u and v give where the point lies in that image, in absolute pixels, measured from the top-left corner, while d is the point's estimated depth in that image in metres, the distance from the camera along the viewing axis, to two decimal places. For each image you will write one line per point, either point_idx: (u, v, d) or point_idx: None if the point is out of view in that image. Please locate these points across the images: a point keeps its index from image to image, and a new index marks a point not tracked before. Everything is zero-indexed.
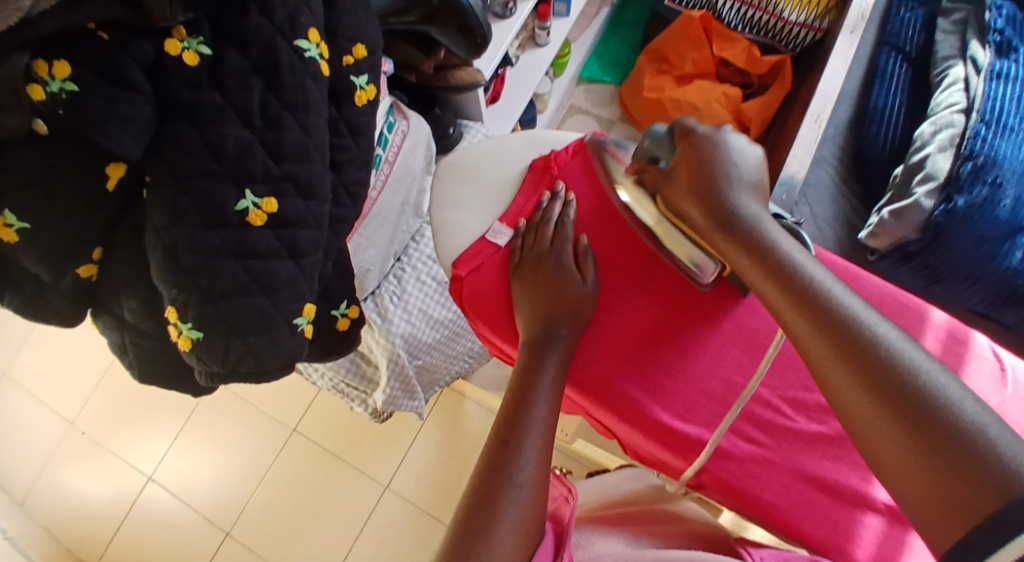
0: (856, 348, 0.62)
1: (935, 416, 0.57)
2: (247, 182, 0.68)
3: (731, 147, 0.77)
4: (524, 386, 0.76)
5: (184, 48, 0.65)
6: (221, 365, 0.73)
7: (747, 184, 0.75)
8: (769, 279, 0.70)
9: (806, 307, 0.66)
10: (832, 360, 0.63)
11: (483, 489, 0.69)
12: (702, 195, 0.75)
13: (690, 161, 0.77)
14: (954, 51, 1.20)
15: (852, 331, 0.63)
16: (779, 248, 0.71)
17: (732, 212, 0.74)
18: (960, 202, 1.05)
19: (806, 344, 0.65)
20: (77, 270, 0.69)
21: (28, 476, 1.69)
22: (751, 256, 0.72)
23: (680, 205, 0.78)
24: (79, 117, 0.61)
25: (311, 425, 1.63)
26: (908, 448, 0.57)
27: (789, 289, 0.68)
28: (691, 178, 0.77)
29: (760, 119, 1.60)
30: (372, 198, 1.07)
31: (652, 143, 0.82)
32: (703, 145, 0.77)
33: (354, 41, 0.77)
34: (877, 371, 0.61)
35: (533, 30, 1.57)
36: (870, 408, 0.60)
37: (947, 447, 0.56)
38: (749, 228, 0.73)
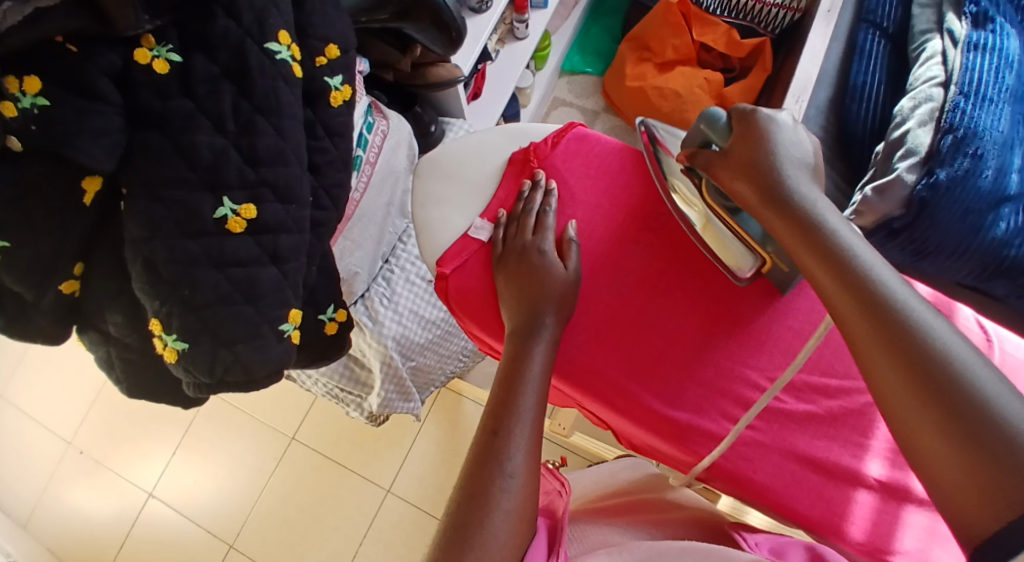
0: (903, 338, 0.59)
1: (980, 415, 0.53)
2: (224, 189, 0.68)
3: (789, 131, 0.74)
4: (514, 374, 0.76)
5: (154, 56, 0.65)
6: (208, 376, 0.73)
7: (799, 168, 0.72)
8: (816, 260, 0.66)
9: (853, 289, 0.63)
10: (880, 344, 0.59)
11: (474, 481, 0.69)
12: (757, 173, 0.72)
13: (748, 141, 0.73)
14: (931, 24, 1.19)
15: (900, 320, 0.60)
16: (829, 230, 0.67)
17: (783, 192, 0.70)
18: (941, 175, 1.06)
19: (852, 324, 0.62)
20: (58, 286, 0.69)
21: (30, 498, 1.69)
22: (799, 237, 0.68)
23: (730, 184, 0.74)
24: (50, 132, 0.60)
25: (310, 432, 1.63)
26: (949, 444, 0.54)
27: (838, 270, 0.64)
28: (746, 156, 0.73)
29: (743, 103, 1.63)
30: (355, 200, 1.07)
31: (706, 127, 0.78)
32: (757, 126, 0.73)
33: (326, 41, 0.76)
34: (924, 362, 0.57)
35: (511, 23, 1.56)
36: (912, 394, 0.57)
37: (991, 447, 0.52)
38: (795, 204, 0.69)
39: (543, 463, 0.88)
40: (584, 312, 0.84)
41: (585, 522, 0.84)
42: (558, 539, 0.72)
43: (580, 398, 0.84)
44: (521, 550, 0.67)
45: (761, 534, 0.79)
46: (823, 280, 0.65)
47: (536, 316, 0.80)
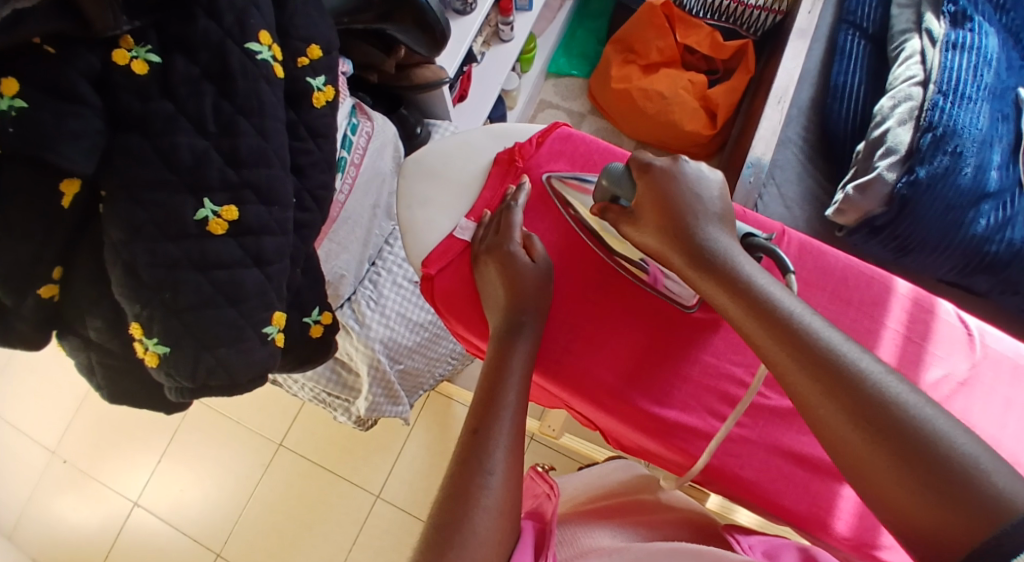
0: (842, 382, 0.62)
1: (930, 447, 0.58)
2: (205, 191, 0.67)
3: (695, 176, 0.75)
4: (496, 373, 0.76)
5: (133, 57, 0.64)
6: (190, 380, 0.72)
7: (711, 217, 0.74)
8: (743, 310, 0.69)
9: (783, 337, 0.66)
10: (819, 393, 0.63)
11: (457, 481, 0.69)
12: (670, 232, 0.73)
13: (657, 197, 0.75)
14: (909, 24, 1.20)
15: (837, 367, 0.63)
16: (755, 280, 0.69)
17: (703, 247, 0.72)
18: (922, 173, 1.06)
19: (794, 381, 0.64)
20: (38, 291, 0.68)
21: (14, 507, 1.67)
22: (726, 289, 0.70)
23: (649, 241, 0.76)
24: (28, 135, 0.60)
25: (298, 438, 1.62)
26: (904, 483, 0.58)
27: (768, 320, 0.67)
28: (659, 214, 0.74)
29: (727, 104, 1.63)
30: (340, 202, 1.06)
31: (610, 182, 0.79)
32: (662, 182, 0.75)
33: (308, 42, 0.76)
34: (865, 406, 0.61)
35: (496, 26, 1.57)
36: (866, 445, 0.60)
37: (943, 482, 0.57)
38: (722, 260, 0.71)
39: (532, 467, 0.88)
40: (566, 311, 0.84)
41: (575, 524, 0.84)
42: (546, 543, 0.72)
43: (565, 396, 0.84)
44: (506, 546, 0.67)
45: (754, 535, 0.78)
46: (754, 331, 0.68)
47: (515, 316, 0.80)
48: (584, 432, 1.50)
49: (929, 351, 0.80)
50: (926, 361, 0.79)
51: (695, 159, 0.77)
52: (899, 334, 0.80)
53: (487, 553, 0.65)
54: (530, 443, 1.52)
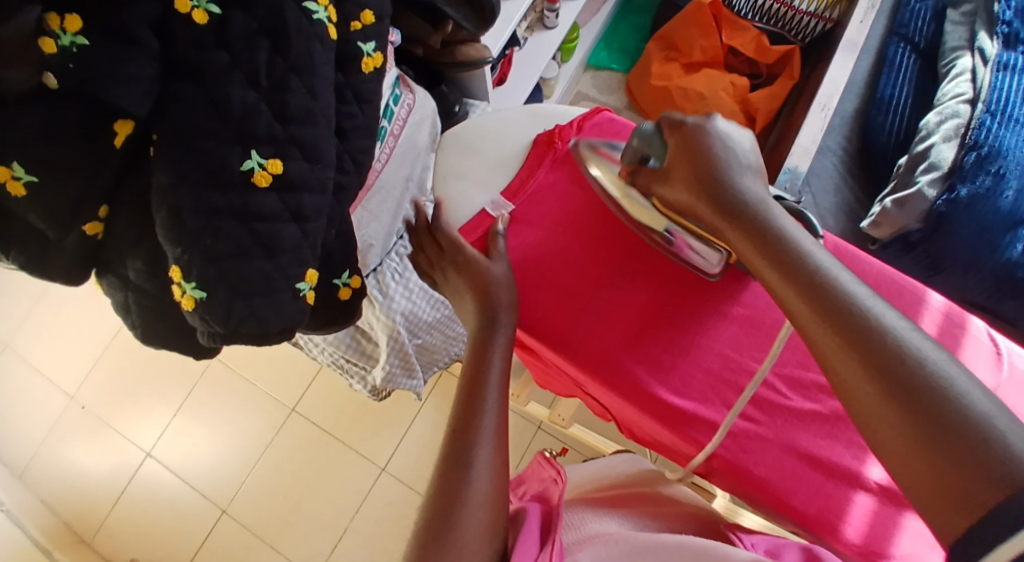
0: (864, 339, 0.60)
1: (952, 411, 0.55)
2: (252, 143, 0.68)
3: (727, 131, 0.74)
4: (481, 350, 0.79)
5: (194, 6, 0.65)
6: (223, 325, 0.72)
7: (743, 171, 0.73)
8: (772, 267, 0.68)
9: (809, 295, 0.64)
10: (841, 348, 0.61)
11: (451, 455, 0.71)
12: (695, 184, 0.73)
13: (682, 148, 0.74)
14: (962, 42, 1.20)
15: (861, 326, 0.61)
16: (783, 237, 0.68)
17: (728, 197, 0.71)
18: (962, 191, 1.06)
19: (815, 341, 0.63)
20: (82, 227, 0.69)
21: (28, 448, 1.70)
22: (750, 244, 0.70)
23: (674, 195, 0.75)
24: (87, 72, 0.61)
25: (310, 404, 1.63)
26: (919, 445, 0.55)
27: (792, 279, 0.66)
28: (682, 165, 0.74)
29: (767, 110, 1.63)
30: (376, 170, 1.07)
31: (642, 140, 0.79)
32: (694, 134, 0.74)
33: (362, 7, 0.77)
34: (889, 366, 0.58)
35: (542, 12, 1.56)
36: (885, 407, 0.57)
37: (963, 447, 0.53)
38: (748, 216, 0.70)
39: (540, 453, 0.88)
40: (588, 294, 0.85)
41: (584, 509, 0.83)
42: (553, 526, 0.72)
43: (584, 377, 0.85)
44: (501, 522, 0.68)
45: (757, 534, 0.79)
46: (780, 287, 0.67)
47: (491, 307, 0.81)
48: (594, 423, 1.51)
49: None
50: None
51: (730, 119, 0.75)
52: None
53: (481, 526, 0.67)
54: (538, 430, 1.53)
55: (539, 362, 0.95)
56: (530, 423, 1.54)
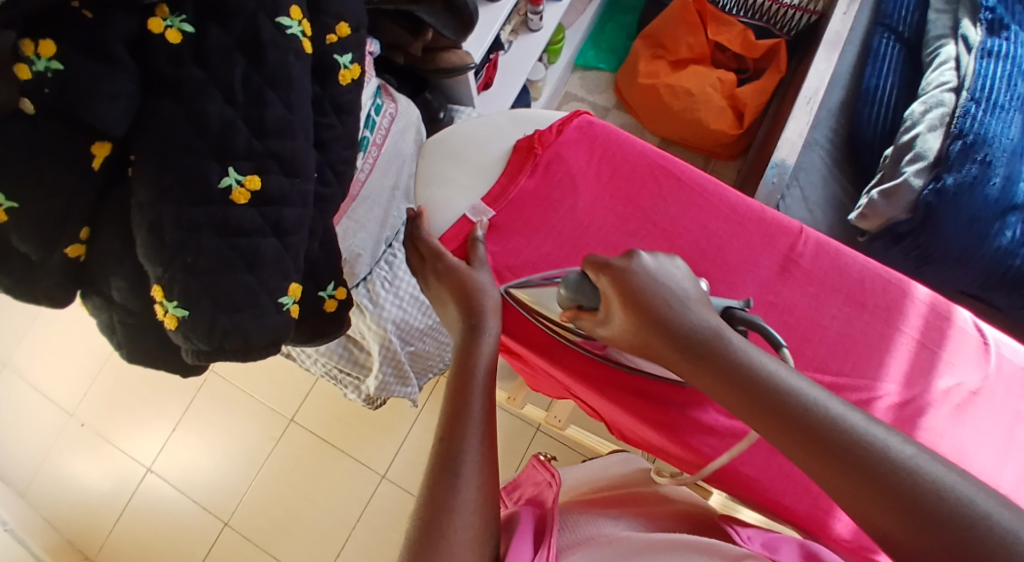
0: (856, 463, 0.60)
1: (959, 517, 0.56)
2: (231, 158, 0.68)
3: (653, 265, 0.74)
4: (466, 355, 0.78)
5: (167, 26, 0.66)
6: (206, 342, 0.72)
7: (686, 302, 0.72)
8: (747, 406, 0.66)
9: (794, 427, 0.63)
10: (836, 482, 0.61)
11: (438, 459, 0.70)
12: (643, 323, 0.72)
13: (620, 292, 0.73)
14: (946, 30, 1.20)
15: (849, 448, 0.61)
16: (746, 360, 0.67)
17: (685, 336, 0.70)
18: (949, 181, 1.05)
19: (812, 477, 0.62)
20: (65, 248, 0.69)
21: (28, 466, 1.70)
22: (715, 380, 0.68)
23: (624, 335, 0.74)
24: (65, 94, 0.62)
25: (308, 414, 1.64)
26: (942, 556, 0.56)
27: (772, 409, 0.65)
28: (626, 310, 0.73)
29: (755, 105, 1.63)
30: (360, 180, 1.08)
31: (570, 290, 0.78)
32: (624, 276, 0.74)
33: (338, 19, 0.77)
34: (891, 487, 0.58)
35: (525, 15, 1.58)
36: (895, 524, 0.58)
37: (984, 552, 0.54)
38: (708, 348, 0.69)
39: (534, 454, 0.88)
40: None
41: (577, 512, 0.84)
42: (546, 533, 0.72)
43: (571, 382, 0.86)
44: (490, 524, 0.68)
45: (752, 527, 0.78)
46: (762, 428, 0.65)
47: (476, 312, 0.81)
48: (591, 424, 1.51)
49: (943, 359, 0.79)
50: (938, 369, 0.79)
51: (653, 252, 0.76)
52: (912, 341, 0.80)
53: (470, 534, 0.66)
54: (536, 432, 1.53)
55: (527, 367, 0.96)
56: (527, 426, 1.54)
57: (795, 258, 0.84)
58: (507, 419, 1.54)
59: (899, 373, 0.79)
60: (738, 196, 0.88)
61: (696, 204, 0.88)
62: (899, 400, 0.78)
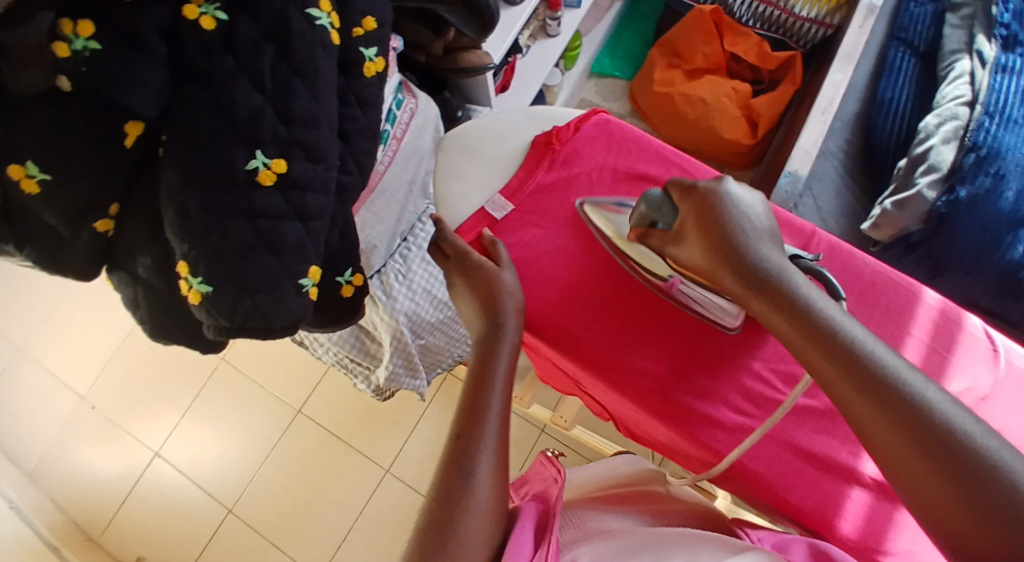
0: (908, 408, 0.65)
1: (999, 475, 0.61)
2: (258, 144, 0.70)
3: (739, 196, 0.78)
4: (487, 355, 0.80)
5: (202, 13, 0.67)
6: (229, 319, 0.73)
7: (762, 239, 0.76)
8: (807, 340, 0.71)
9: (853, 370, 0.68)
10: (880, 417, 0.66)
11: (455, 455, 0.72)
12: (719, 254, 0.76)
13: (702, 217, 0.77)
14: (961, 45, 1.21)
15: (903, 397, 0.66)
16: (809, 304, 0.72)
17: (761, 275, 0.74)
18: (962, 192, 1.07)
19: (862, 415, 0.67)
20: (94, 224, 0.71)
21: (38, 448, 1.72)
22: (781, 316, 0.73)
23: (696, 262, 0.78)
24: (99, 76, 0.63)
25: (316, 406, 1.65)
26: (977, 511, 0.61)
27: (831, 351, 0.69)
28: (704, 235, 0.76)
29: (770, 114, 1.64)
30: (379, 172, 1.10)
31: (649, 207, 0.81)
32: (709, 203, 0.77)
33: (364, 14, 0.79)
34: (934, 436, 0.64)
35: (544, 20, 1.60)
36: (939, 472, 0.63)
37: (1017, 515, 0.60)
38: (778, 288, 0.73)
39: (543, 450, 0.89)
40: (587, 293, 0.87)
41: (582, 510, 0.84)
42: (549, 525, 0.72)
43: (582, 374, 0.87)
44: (500, 520, 0.71)
45: (763, 529, 0.79)
46: (820, 365, 0.70)
47: (495, 313, 0.82)
48: (595, 426, 1.52)
49: (953, 362, 0.80)
50: (948, 372, 0.80)
51: (740, 183, 0.79)
52: (923, 343, 0.81)
53: (480, 535, 0.68)
54: (541, 434, 1.54)
55: (537, 359, 0.97)
56: (533, 427, 1.55)
57: (808, 259, 0.85)
58: (512, 419, 1.56)
59: None
60: None
61: None
62: None
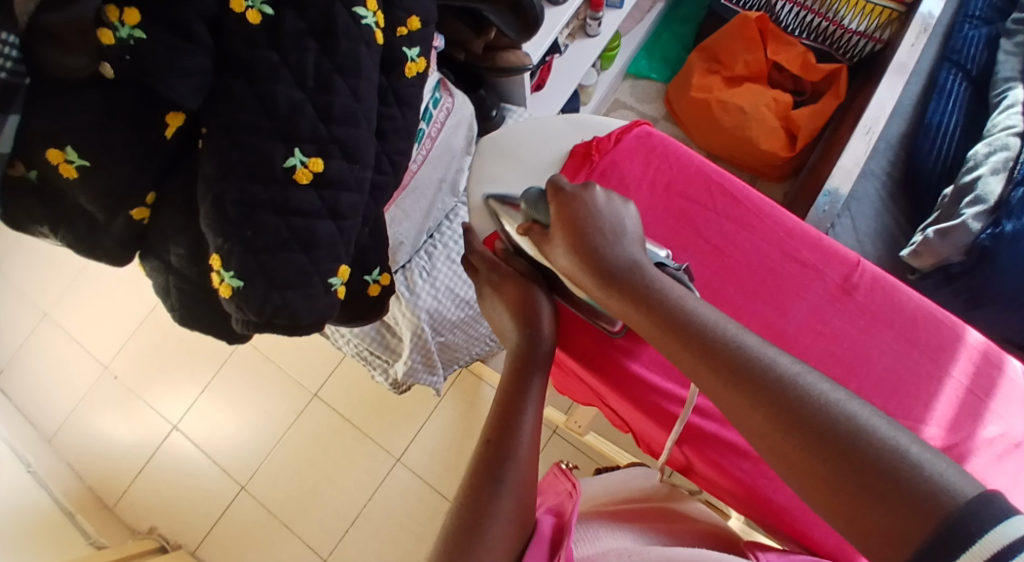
0: (760, 390, 0.64)
1: (847, 438, 0.59)
2: (296, 141, 0.69)
3: (604, 200, 0.80)
4: (521, 367, 0.79)
5: (248, 6, 0.66)
6: (257, 314, 0.73)
7: (624, 234, 0.78)
8: (667, 331, 0.71)
9: (706, 349, 0.68)
10: (736, 398, 0.65)
11: (487, 465, 0.72)
12: (577, 248, 0.77)
13: (567, 221, 0.79)
14: (1015, 73, 1.18)
15: (754, 372, 0.65)
16: (665, 293, 0.73)
17: (618, 266, 0.76)
18: (1008, 227, 1.03)
19: (719, 396, 0.66)
20: (129, 212, 0.70)
21: (59, 413, 1.74)
22: (635, 303, 0.74)
23: (561, 259, 0.79)
24: (142, 64, 0.63)
25: (332, 391, 1.65)
26: (828, 477, 0.59)
27: (684, 332, 0.70)
28: (569, 237, 0.78)
29: (810, 128, 1.61)
30: (412, 170, 1.09)
31: (529, 205, 0.84)
32: (572, 202, 0.79)
33: (409, 12, 0.78)
34: (786, 414, 0.62)
35: (584, 19, 1.57)
36: (786, 445, 0.61)
37: (867, 477, 0.57)
38: (634, 278, 0.75)
39: (556, 463, 0.88)
40: None
41: (596, 524, 0.82)
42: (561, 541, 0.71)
43: (606, 392, 0.86)
44: (527, 529, 0.70)
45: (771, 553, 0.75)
46: (676, 346, 0.70)
47: (530, 322, 0.82)
48: (609, 434, 1.51)
49: (990, 408, 0.79)
50: (984, 417, 0.78)
51: (606, 188, 0.81)
52: (961, 386, 0.79)
53: (503, 543, 0.67)
54: (554, 436, 1.53)
55: (560, 370, 0.97)
56: (546, 429, 1.54)
57: (850, 289, 0.83)
58: None
59: (943, 417, 0.78)
60: (795, 221, 0.87)
61: (751, 226, 0.87)
62: (941, 445, 0.77)
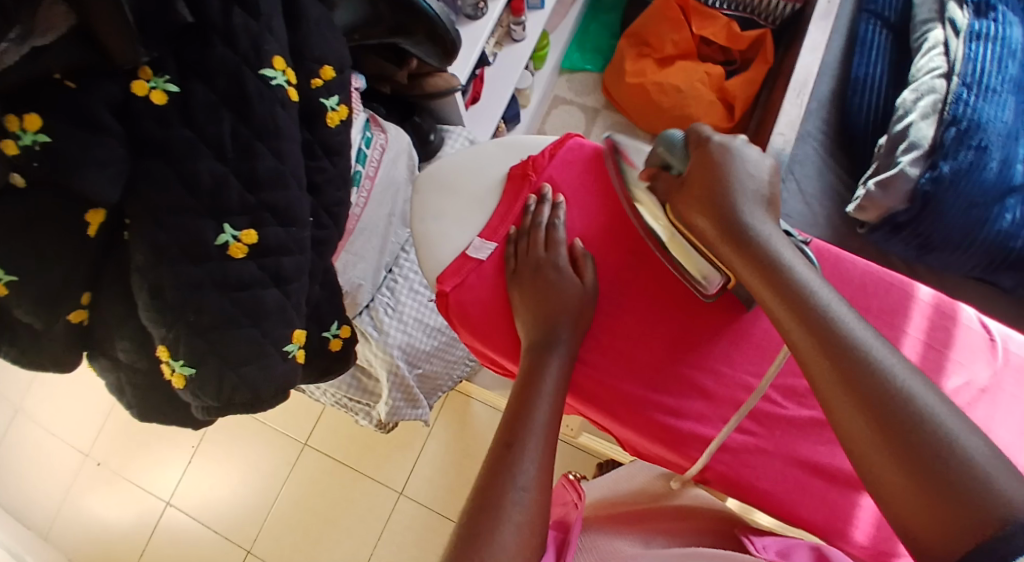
0: (856, 373, 0.63)
1: (933, 446, 0.58)
2: (225, 215, 0.69)
3: (748, 156, 0.78)
4: (533, 371, 0.80)
5: (151, 87, 0.65)
6: (215, 399, 0.74)
7: (755, 199, 0.75)
8: (777, 299, 0.70)
9: (807, 324, 0.67)
10: (833, 378, 0.64)
11: (486, 491, 0.70)
12: (705, 200, 0.76)
13: (704, 169, 0.77)
14: (931, 13, 1.18)
15: (853, 357, 0.64)
16: (782, 265, 0.71)
17: (740, 229, 0.74)
18: (945, 168, 1.05)
19: (812, 367, 0.66)
20: (68, 315, 0.70)
21: (49, 508, 1.71)
22: (754, 269, 0.72)
23: (686, 212, 0.78)
24: (54, 167, 0.62)
25: (322, 437, 1.64)
26: (901, 473, 0.58)
27: (791, 304, 0.69)
28: (699, 187, 0.77)
29: (745, 97, 1.63)
30: (355, 215, 1.07)
31: (665, 148, 0.83)
32: (716, 152, 0.78)
33: (321, 62, 0.76)
34: (878, 401, 0.61)
35: (508, 26, 1.57)
36: (871, 431, 0.61)
37: (942, 480, 0.57)
38: (756, 243, 0.73)
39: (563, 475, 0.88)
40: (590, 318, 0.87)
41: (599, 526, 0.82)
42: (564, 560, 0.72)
43: (583, 408, 0.87)
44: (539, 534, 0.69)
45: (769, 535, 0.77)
46: (780, 314, 0.69)
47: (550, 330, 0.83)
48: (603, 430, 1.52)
49: (951, 359, 0.80)
50: (947, 368, 0.79)
51: (753, 143, 0.79)
52: (919, 342, 0.80)
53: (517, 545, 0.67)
54: None
55: None
56: None
57: None
58: None
59: None
60: None
61: None
62: None
